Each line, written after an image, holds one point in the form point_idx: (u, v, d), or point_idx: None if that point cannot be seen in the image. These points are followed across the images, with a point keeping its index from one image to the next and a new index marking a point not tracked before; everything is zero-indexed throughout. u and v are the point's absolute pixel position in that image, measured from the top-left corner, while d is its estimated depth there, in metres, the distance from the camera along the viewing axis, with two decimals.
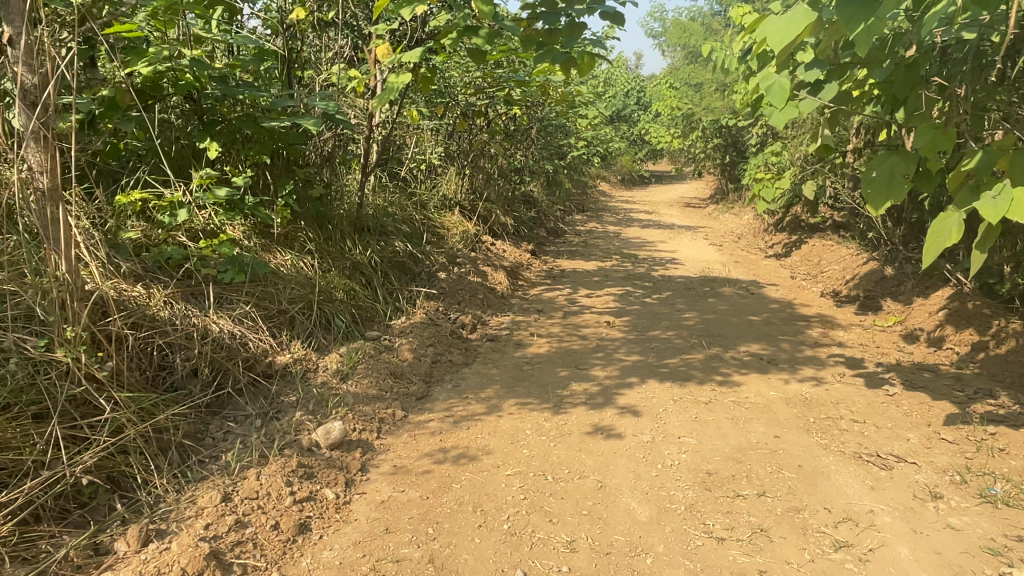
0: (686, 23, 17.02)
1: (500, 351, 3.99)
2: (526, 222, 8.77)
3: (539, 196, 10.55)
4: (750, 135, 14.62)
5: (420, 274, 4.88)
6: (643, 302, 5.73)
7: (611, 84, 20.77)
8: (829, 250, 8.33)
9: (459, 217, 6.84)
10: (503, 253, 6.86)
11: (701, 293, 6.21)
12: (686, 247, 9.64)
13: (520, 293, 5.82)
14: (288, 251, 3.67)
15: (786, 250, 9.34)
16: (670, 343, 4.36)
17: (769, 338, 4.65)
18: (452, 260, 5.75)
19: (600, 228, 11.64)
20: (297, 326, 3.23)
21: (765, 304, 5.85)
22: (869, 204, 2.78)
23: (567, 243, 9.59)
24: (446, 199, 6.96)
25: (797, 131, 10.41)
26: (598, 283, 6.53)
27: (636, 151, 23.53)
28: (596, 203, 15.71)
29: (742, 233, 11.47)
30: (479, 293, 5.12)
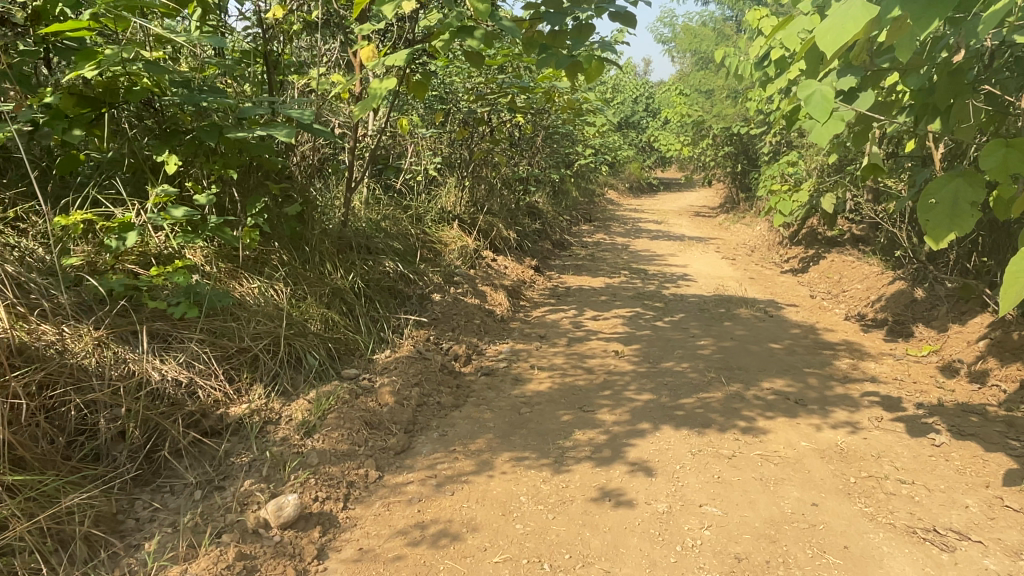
0: (696, 30, 16.63)
1: (495, 389, 3.58)
2: (530, 234, 8.36)
3: (545, 206, 10.16)
4: (763, 144, 14.17)
5: (411, 297, 4.47)
6: (654, 326, 5.30)
7: (620, 91, 20.39)
8: (850, 266, 7.87)
9: (458, 232, 6.44)
10: (504, 269, 6.44)
11: (716, 315, 5.77)
12: (698, 261, 9.20)
13: (522, 316, 5.40)
14: (257, 277, 3.27)
15: (804, 265, 8.89)
16: (685, 378, 3.93)
17: (794, 371, 4.22)
18: (448, 280, 5.34)
19: (608, 239, 11.21)
20: (260, 366, 2.83)
21: (786, 329, 5.41)
22: (929, 237, 2.36)
23: (573, 256, 9.17)
24: (445, 211, 6.56)
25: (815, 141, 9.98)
26: (606, 303, 6.12)
27: (645, 158, 23.12)
28: (604, 213, 15.30)
29: (757, 246, 11.02)
30: (476, 318, 4.70)
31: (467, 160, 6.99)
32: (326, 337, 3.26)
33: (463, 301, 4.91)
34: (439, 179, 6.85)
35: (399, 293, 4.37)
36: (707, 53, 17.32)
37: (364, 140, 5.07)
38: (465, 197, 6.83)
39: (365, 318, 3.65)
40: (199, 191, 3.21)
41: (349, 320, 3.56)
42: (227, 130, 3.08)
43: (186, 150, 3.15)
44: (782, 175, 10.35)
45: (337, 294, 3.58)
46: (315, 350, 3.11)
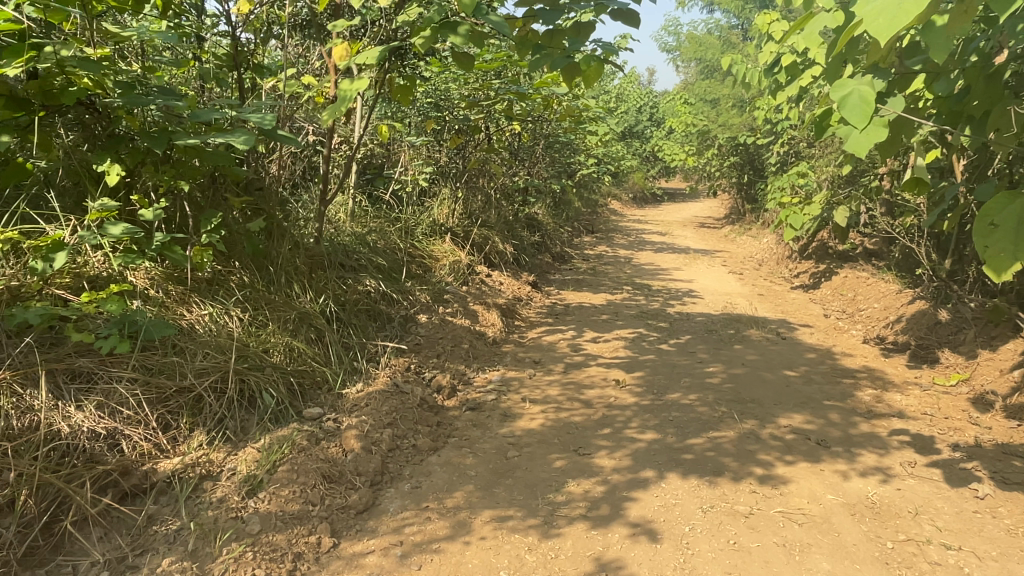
0: (701, 38, 16.29)
1: (481, 427, 3.19)
2: (528, 247, 7.99)
3: (545, 218, 9.79)
4: (771, 154, 13.79)
5: (393, 319, 4.10)
6: (658, 350, 4.91)
7: (623, 100, 20.07)
8: (865, 282, 7.48)
9: (451, 245, 6.07)
10: (498, 286, 6.07)
11: (724, 337, 5.38)
12: (704, 276, 8.82)
13: (516, 338, 5.03)
14: (210, 301, 2.90)
15: (815, 281, 8.50)
16: (693, 413, 3.54)
17: (813, 405, 3.82)
18: (437, 299, 4.97)
19: (610, 252, 10.84)
20: (204, 408, 2.46)
21: (801, 354, 5.02)
22: (991, 266, 1.84)
23: (574, 270, 8.80)
24: (437, 223, 6.19)
25: (825, 151, 9.61)
26: (607, 322, 5.74)
27: (649, 168, 22.76)
28: (606, 224, 14.94)
29: (765, 260, 10.63)
30: (465, 342, 4.32)
31: (461, 169, 6.63)
32: (288, 369, 2.89)
33: (452, 323, 4.54)
34: (430, 189, 6.48)
35: (380, 315, 4.00)
36: (712, 62, 16.98)
37: (341, 148, 4.72)
38: (458, 208, 6.46)
39: (337, 346, 3.27)
40: (146, 205, 2.86)
41: (318, 349, 3.18)
42: (176, 137, 2.74)
43: (131, 160, 2.81)
44: (792, 186, 9.96)
45: (304, 319, 3.20)
46: (273, 386, 2.74)
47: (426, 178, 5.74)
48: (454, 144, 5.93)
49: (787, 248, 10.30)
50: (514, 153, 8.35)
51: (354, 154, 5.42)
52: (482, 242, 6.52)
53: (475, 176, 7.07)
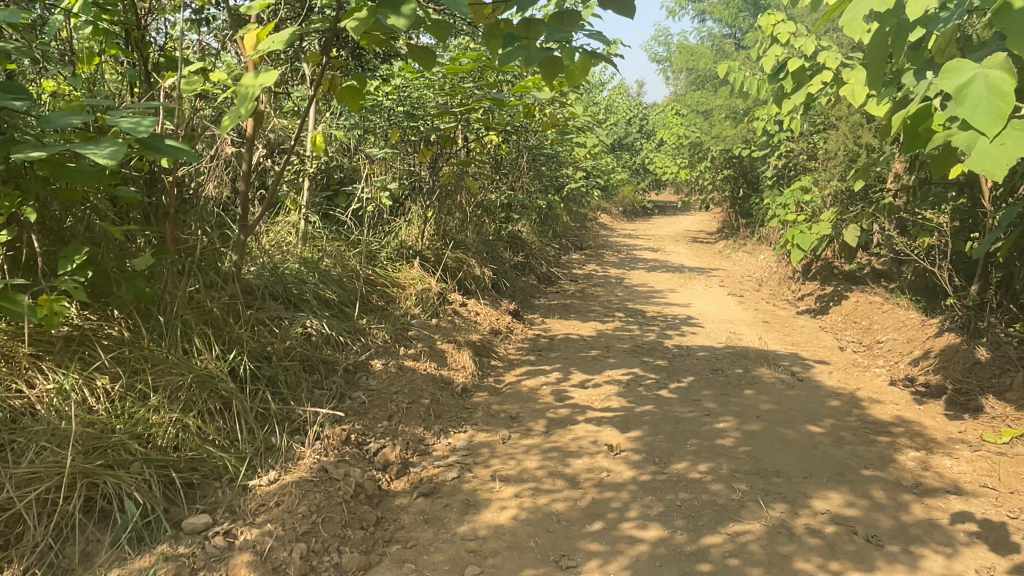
0: (693, 48, 15.72)
1: (434, 524, 2.46)
2: (510, 269, 7.28)
3: (531, 236, 9.10)
4: (768, 167, 13.18)
5: (337, 370, 3.36)
6: (657, 397, 4.20)
7: (613, 112, 19.54)
8: (879, 308, 6.84)
9: (420, 271, 5.35)
10: (474, 317, 5.36)
11: (732, 378, 4.68)
12: (702, 299, 8.16)
13: (491, 383, 4.30)
14: (65, 369, 2.23)
15: (822, 305, 7.85)
16: (705, 495, 2.82)
17: (850, 478, 3.11)
18: (397, 338, 4.23)
19: (600, 271, 10.19)
20: (22, 537, 1.82)
21: (822, 401, 4.32)
22: None
23: (561, 293, 8.11)
24: (404, 246, 5.47)
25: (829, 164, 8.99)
26: (597, 359, 5.02)
27: (639, 181, 22.16)
28: (596, 239, 14.29)
29: (765, 279, 9.99)
30: (429, 392, 3.59)
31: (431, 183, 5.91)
32: (166, 458, 2.18)
33: (413, 369, 3.80)
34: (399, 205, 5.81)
35: (319, 366, 3.27)
36: (705, 72, 16.41)
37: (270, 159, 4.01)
38: (428, 227, 5.74)
39: (248, 415, 2.55)
40: None
41: (217, 421, 2.46)
42: (15, 149, 1.97)
43: None
44: (794, 202, 9.31)
45: (202, 382, 2.48)
46: (139, 487, 2.03)
47: (392, 191, 4.95)
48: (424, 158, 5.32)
49: (788, 268, 9.64)
50: (495, 167, 7.68)
51: (292, 160, 4.75)
52: (457, 265, 5.79)
53: (449, 192, 6.40)
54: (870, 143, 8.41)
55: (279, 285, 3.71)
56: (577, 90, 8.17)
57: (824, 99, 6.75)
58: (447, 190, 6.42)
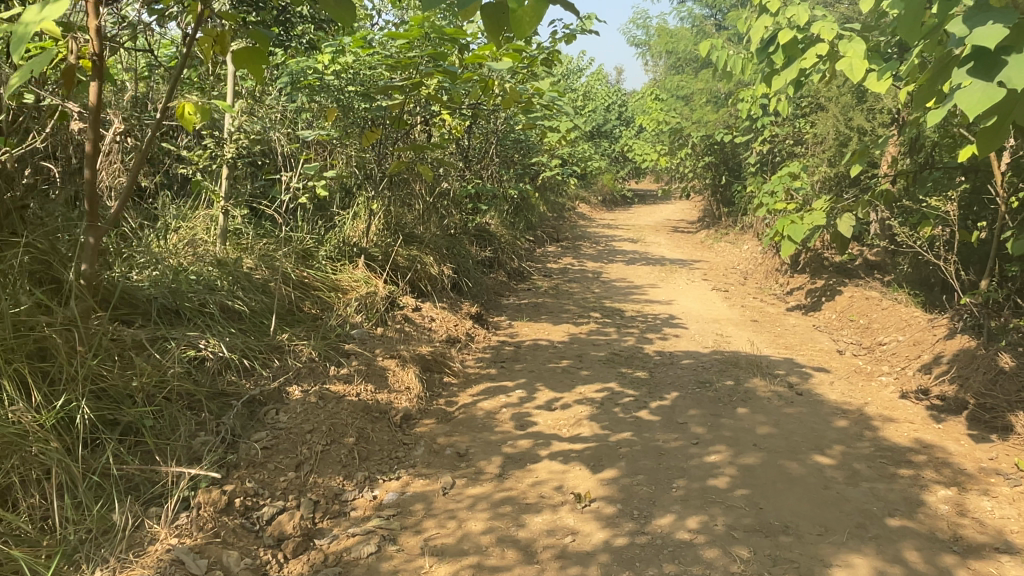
0: (673, 30, 15.06)
1: None
2: (474, 266, 6.61)
3: (501, 228, 8.43)
4: (751, 153, 12.61)
5: (234, 405, 2.71)
6: (636, 419, 3.56)
7: (590, 98, 18.91)
8: (876, 304, 6.29)
9: (365, 271, 4.68)
10: (428, 323, 4.69)
11: (722, 393, 4.06)
12: (685, 295, 7.55)
13: (441, 406, 3.64)
14: None
15: (814, 300, 7.28)
16: (697, 567, 2.19)
17: (874, 534, 2.51)
18: (326, 352, 3.56)
19: (576, 264, 9.55)
20: None
21: (828, 422, 3.71)
22: None
23: (533, 290, 7.46)
24: (348, 243, 4.80)
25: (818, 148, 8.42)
26: (567, 371, 4.37)
27: (619, 169, 21.54)
28: (574, 231, 13.63)
29: (750, 272, 9.42)
30: (357, 426, 2.92)
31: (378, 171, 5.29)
32: None
33: (340, 396, 3.14)
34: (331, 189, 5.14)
35: (209, 402, 2.61)
36: (685, 55, 15.77)
37: (132, 140, 3.33)
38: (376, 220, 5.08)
39: (77, 486, 1.96)
40: None
41: (30, 499, 1.88)
42: None
43: None
44: (782, 190, 8.62)
45: (10, 446, 1.88)
46: None
47: (330, 179, 4.28)
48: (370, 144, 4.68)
49: (776, 260, 9.06)
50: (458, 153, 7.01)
51: (208, 143, 4.11)
52: (411, 262, 5.10)
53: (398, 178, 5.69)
54: (862, 126, 8.09)
55: (161, 296, 3.06)
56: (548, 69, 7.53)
57: (816, 76, 6.14)
58: (401, 177, 5.73)
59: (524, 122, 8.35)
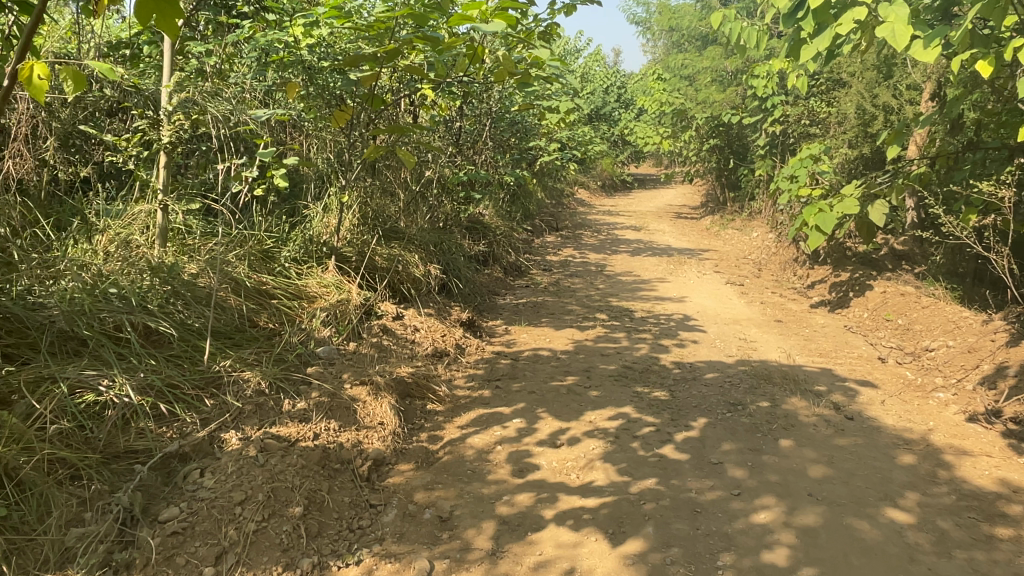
0: (675, 6, 14.32)
1: None
2: (465, 262, 5.94)
3: (496, 218, 7.75)
4: (760, 134, 11.93)
5: (137, 471, 2.06)
6: (661, 459, 2.91)
7: (589, 80, 18.18)
8: (915, 301, 5.64)
9: (336, 275, 4.00)
10: (411, 335, 4.03)
11: (759, 419, 3.41)
12: (698, 291, 6.89)
13: (422, 444, 2.98)
14: None
15: (839, 295, 6.63)
16: None
17: None
18: (277, 381, 2.89)
19: (577, 256, 8.89)
20: None
21: (890, 458, 3.07)
22: None
23: (531, 286, 6.80)
24: (316, 241, 4.12)
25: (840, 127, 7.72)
26: (573, 391, 3.71)
27: (618, 153, 20.81)
28: (574, 218, 12.95)
29: (764, 263, 8.76)
30: (309, 486, 2.25)
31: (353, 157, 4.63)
32: None
33: (288, 444, 2.47)
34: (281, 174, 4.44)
35: (100, 474, 1.98)
36: (688, 32, 15.01)
37: None
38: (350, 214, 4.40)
39: None
40: None
41: None
42: None
43: None
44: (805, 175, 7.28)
45: None
46: None
47: (294, 165, 3.60)
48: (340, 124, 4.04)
49: (793, 250, 8.39)
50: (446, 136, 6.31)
51: (141, 126, 3.42)
52: (392, 261, 4.40)
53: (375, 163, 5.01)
54: (889, 104, 7.53)
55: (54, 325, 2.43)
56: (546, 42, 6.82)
57: (848, 49, 5.47)
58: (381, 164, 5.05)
59: (520, 102, 7.64)
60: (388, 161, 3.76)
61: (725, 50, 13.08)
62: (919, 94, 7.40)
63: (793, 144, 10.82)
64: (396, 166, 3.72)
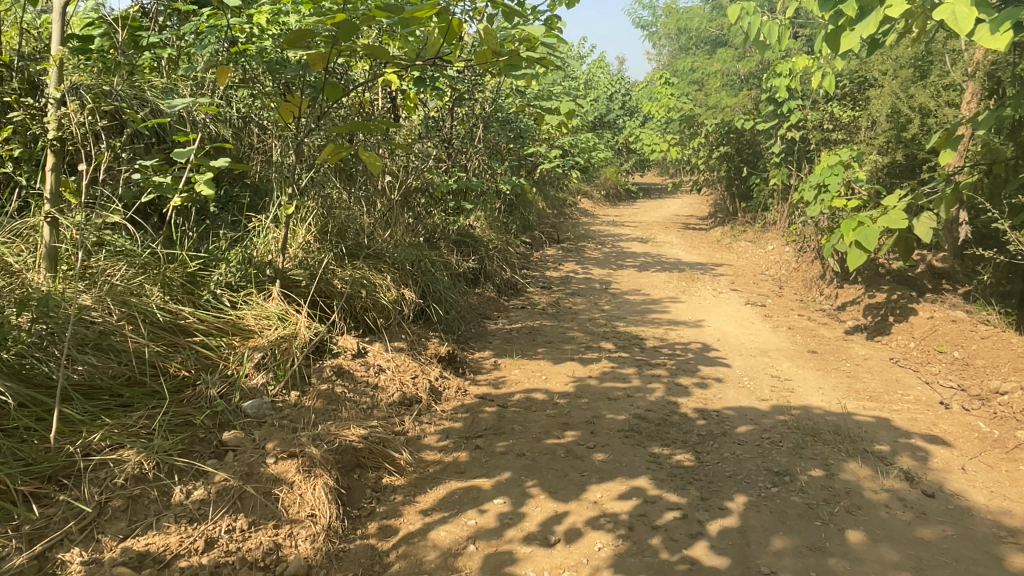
0: (683, 8, 13.61)
1: None
2: (450, 282, 5.18)
3: (490, 230, 7.00)
4: (775, 141, 11.18)
5: None
6: (692, 568, 2.13)
7: (592, 86, 17.50)
8: (973, 329, 4.85)
9: (281, 303, 3.22)
10: (374, 380, 3.24)
11: (814, 497, 2.63)
12: (715, 314, 6.13)
13: (368, 543, 2.20)
14: None
15: (877, 320, 5.85)
16: None
17: None
18: (157, 451, 2.15)
19: (579, 271, 8.14)
20: None
21: (998, 562, 2.28)
22: None
23: (527, 308, 6.05)
24: (258, 259, 3.35)
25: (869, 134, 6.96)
26: (573, 453, 2.94)
27: (623, 161, 20.10)
28: (576, 229, 12.22)
29: (785, 280, 8.00)
30: None
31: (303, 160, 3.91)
32: None
33: None
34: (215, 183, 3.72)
35: None
36: (696, 34, 14.28)
37: None
38: (301, 227, 3.65)
39: None
40: None
41: None
42: None
43: None
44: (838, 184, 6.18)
45: None
46: None
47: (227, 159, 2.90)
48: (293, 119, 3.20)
49: (817, 266, 7.63)
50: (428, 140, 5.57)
51: (16, 116, 2.78)
52: (356, 284, 3.61)
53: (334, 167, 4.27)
54: (925, 105, 6.77)
55: None
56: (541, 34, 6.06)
57: (891, 41, 4.71)
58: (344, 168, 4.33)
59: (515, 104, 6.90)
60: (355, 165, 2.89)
61: (737, 52, 12.34)
62: (960, 95, 6.63)
63: (812, 151, 10.07)
64: (367, 172, 2.85)
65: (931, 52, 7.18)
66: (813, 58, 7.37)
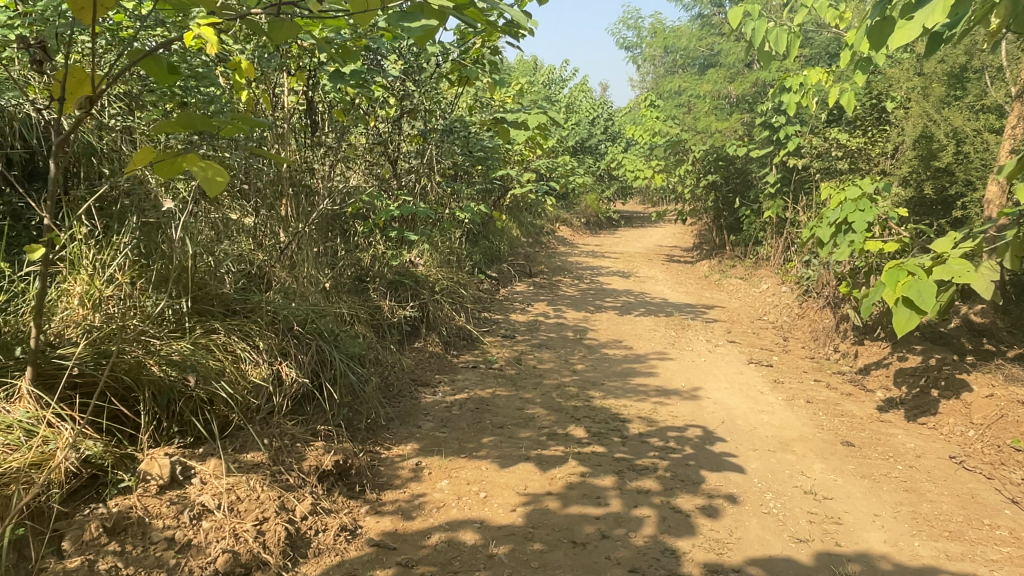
0: (670, 27, 12.66)
1: None
2: (371, 338, 3.92)
3: (439, 266, 5.74)
4: (770, 170, 10.15)
5: None
6: None
7: (572, 109, 16.50)
8: None
9: (31, 407, 1.94)
10: (184, 536, 1.97)
11: None
12: (714, 379, 4.90)
13: None
14: None
15: (917, 392, 4.66)
16: None
17: None
18: None
19: (548, 314, 6.93)
20: None
21: None
22: None
23: (479, 366, 4.80)
24: (9, 334, 2.13)
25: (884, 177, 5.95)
26: None
27: (604, 188, 19.08)
28: (550, 260, 11.03)
29: (789, 331, 6.84)
30: None
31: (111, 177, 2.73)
32: None
33: None
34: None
35: None
36: (684, 55, 13.28)
37: None
38: (99, 279, 2.36)
39: None
40: None
41: None
42: None
43: None
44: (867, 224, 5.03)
45: None
46: None
47: None
48: (67, 109, 1.91)
49: (829, 316, 6.47)
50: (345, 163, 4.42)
51: None
52: (184, 366, 2.34)
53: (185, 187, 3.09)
54: (962, 130, 5.68)
55: None
56: (487, 64, 5.16)
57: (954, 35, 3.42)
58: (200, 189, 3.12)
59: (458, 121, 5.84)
60: (195, 175, 1.36)
61: (729, 73, 11.29)
62: (1003, 119, 5.57)
63: (813, 181, 9.02)
64: (220, 182, 1.34)
65: (964, 69, 6.11)
66: (826, 72, 6.27)
